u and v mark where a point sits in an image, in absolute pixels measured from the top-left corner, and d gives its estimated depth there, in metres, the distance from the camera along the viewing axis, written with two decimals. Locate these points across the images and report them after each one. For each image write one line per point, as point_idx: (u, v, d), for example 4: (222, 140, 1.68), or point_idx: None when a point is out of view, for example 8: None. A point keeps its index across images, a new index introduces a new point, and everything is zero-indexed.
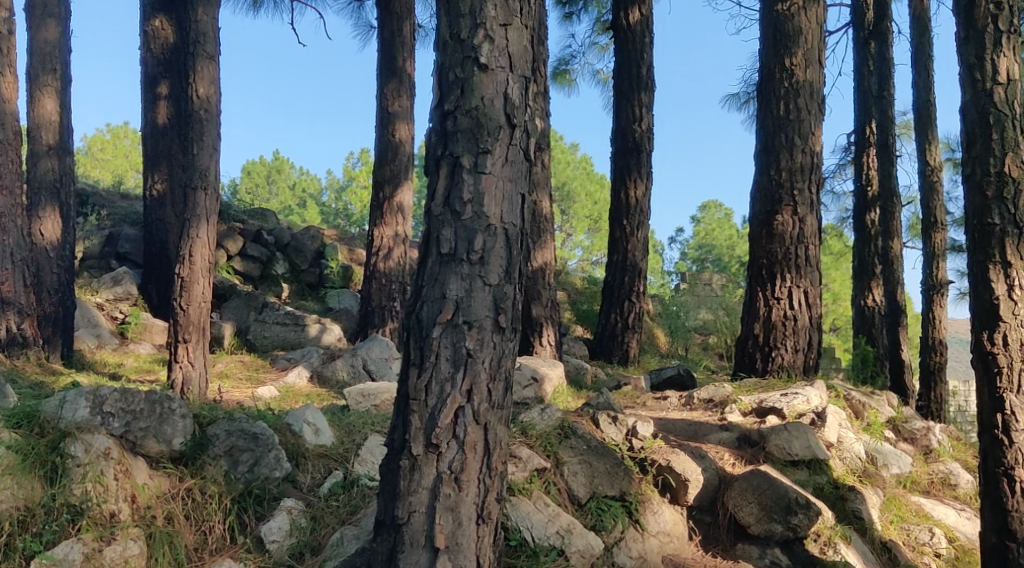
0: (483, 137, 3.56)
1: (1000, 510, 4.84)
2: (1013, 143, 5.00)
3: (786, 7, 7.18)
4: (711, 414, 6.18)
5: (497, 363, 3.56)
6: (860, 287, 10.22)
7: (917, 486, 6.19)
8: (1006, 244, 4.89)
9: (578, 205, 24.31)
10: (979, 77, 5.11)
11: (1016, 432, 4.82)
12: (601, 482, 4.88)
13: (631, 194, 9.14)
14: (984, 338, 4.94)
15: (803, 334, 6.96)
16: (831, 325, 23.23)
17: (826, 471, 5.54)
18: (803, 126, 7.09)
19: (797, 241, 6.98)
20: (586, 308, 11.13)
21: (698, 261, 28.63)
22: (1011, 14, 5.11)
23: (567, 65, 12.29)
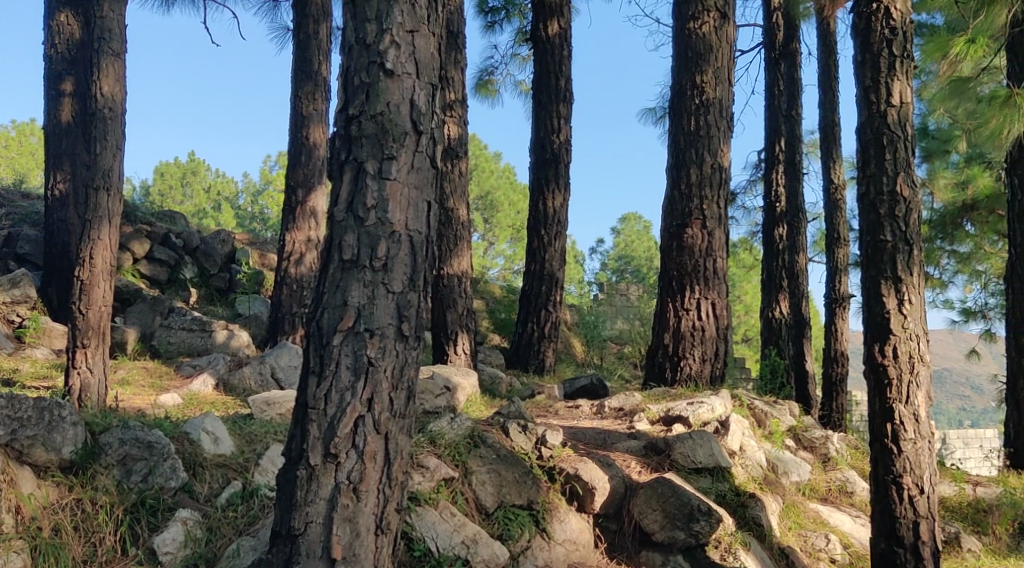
0: (388, 143, 3.54)
1: (888, 516, 5.00)
2: (904, 163, 5.19)
3: (697, 25, 7.34)
4: (621, 422, 6.24)
5: (400, 372, 3.54)
6: (767, 299, 10.45)
7: (815, 493, 6.35)
8: (896, 260, 5.08)
9: (501, 215, 24.37)
10: (874, 99, 5.28)
11: (904, 441, 4.99)
12: (508, 492, 4.89)
13: (549, 205, 9.19)
14: (876, 350, 5.10)
15: (710, 345, 7.09)
16: (744, 337, 23.76)
17: (729, 478, 5.62)
18: (712, 143, 7.24)
19: (706, 254, 7.11)
20: (504, 317, 11.15)
21: (616, 271, 29.00)
22: (905, 40, 5.30)
23: (489, 75, 12.32)
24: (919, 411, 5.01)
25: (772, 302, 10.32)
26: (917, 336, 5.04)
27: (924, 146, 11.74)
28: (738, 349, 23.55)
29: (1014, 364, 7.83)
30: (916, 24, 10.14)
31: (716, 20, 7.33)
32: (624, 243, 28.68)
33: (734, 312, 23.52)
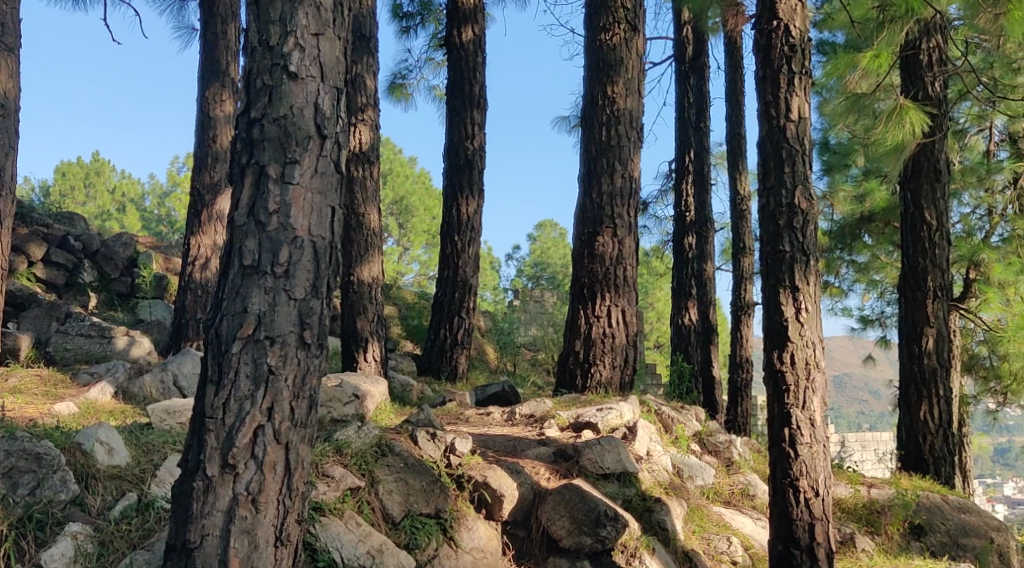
0: (291, 147, 3.48)
1: (785, 518, 5.11)
2: (802, 177, 5.34)
3: (609, 37, 7.43)
4: (531, 429, 6.25)
5: (301, 381, 3.47)
6: (677, 307, 10.61)
7: (719, 496, 6.46)
8: (794, 270, 5.23)
9: (416, 220, 24.24)
10: (775, 113, 5.41)
11: (801, 445, 5.12)
12: (416, 500, 4.85)
13: (463, 211, 9.18)
14: (774, 357, 5.23)
15: (620, 351, 7.17)
16: (656, 344, 24.09)
17: (635, 484, 5.69)
18: (623, 153, 7.33)
19: (616, 262, 7.19)
20: (416, 323, 11.08)
21: (532, 278, 29.20)
22: (803, 57, 5.45)
23: (403, 80, 12.25)
24: (815, 415, 5.16)
25: (681, 309, 10.49)
26: (813, 344, 5.19)
27: (825, 159, 12.10)
28: (650, 355, 23.84)
29: (906, 369, 8.11)
30: (818, 42, 10.46)
31: (626, 32, 7.43)
32: (540, 250, 28.98)
33: (646, 319, 23.89)
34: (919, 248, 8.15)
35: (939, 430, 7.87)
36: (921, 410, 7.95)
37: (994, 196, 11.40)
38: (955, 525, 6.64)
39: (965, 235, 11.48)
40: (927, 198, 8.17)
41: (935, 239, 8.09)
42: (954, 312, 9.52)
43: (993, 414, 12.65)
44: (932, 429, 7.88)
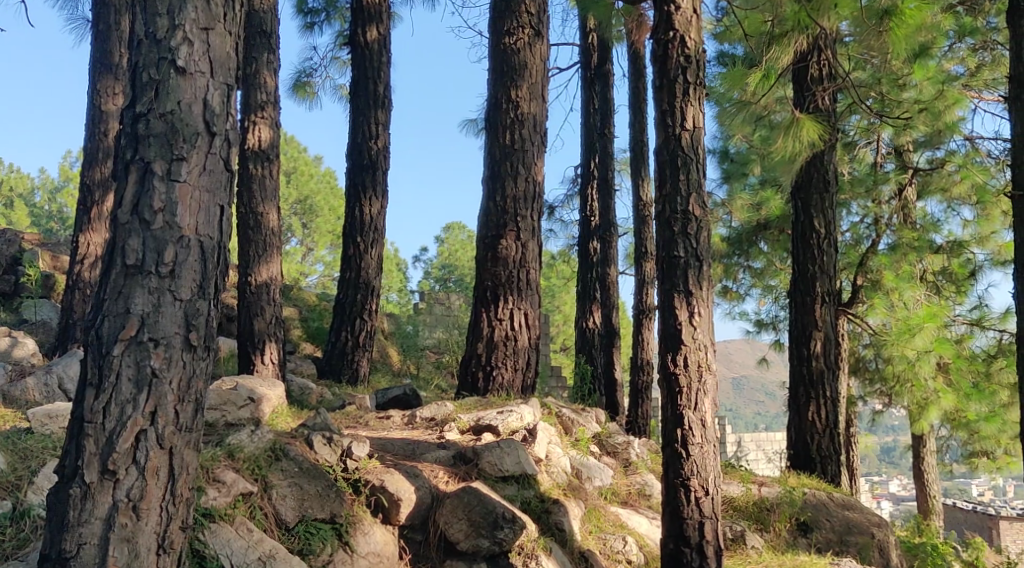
0: (178, 144, 3.39)
1: (677, 517, 5.20)
2: (696, 184, 5.46)
3: (513, 41, 7.46)
4: (431, 432, 6.21)
5: (186, 384, 3.38)
6: (581, 310, 10.72)
7: (616, 497, 6.54)
8: (688, 275, 5.34)
9: (320, 220, 23.93)
10: (670, 122, 5.52)
11: (693, 446, 5.23)
12: (310, 506, 4.77)
13: (366, 212, 9.09)
14: (668, 359, 5.32)
15: (522, 354, 7.19)
16: (561, 347, 24.29)
17: (533, 486, 5.72)
18: (526, 157, 7.36)
19: (519, 265, 7.22)
20: (317, 325, 10.92)
21: (439, 280, 29.18)
22: (698, 68, 5.58)
23: (307, 77, 12.07)
24: (706, 417, 5.28)
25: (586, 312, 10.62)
26: (705, 346, 5.32)
27: (724, 168, 12.39)
28: (556, 357, 24.07)
29: (796, 372, 8.35)
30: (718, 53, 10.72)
31: (530, 37, 7.49)
32: (448, 252, 29.03)
33: (553, 322, 24.25)
34: (810, 255, 8.42)
35: (826, 430, 8.12)
36: (809, 411, 8.20)
37: (880, 208, 11.66)
38: (840, 522, 6.86)
39: (852, 243, 11.92)
40: (817, 208, 8.45)
41: (823, 247, 8.38)
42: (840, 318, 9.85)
43: (878, 414, 13.11)
44: (819, 429, 8.13)
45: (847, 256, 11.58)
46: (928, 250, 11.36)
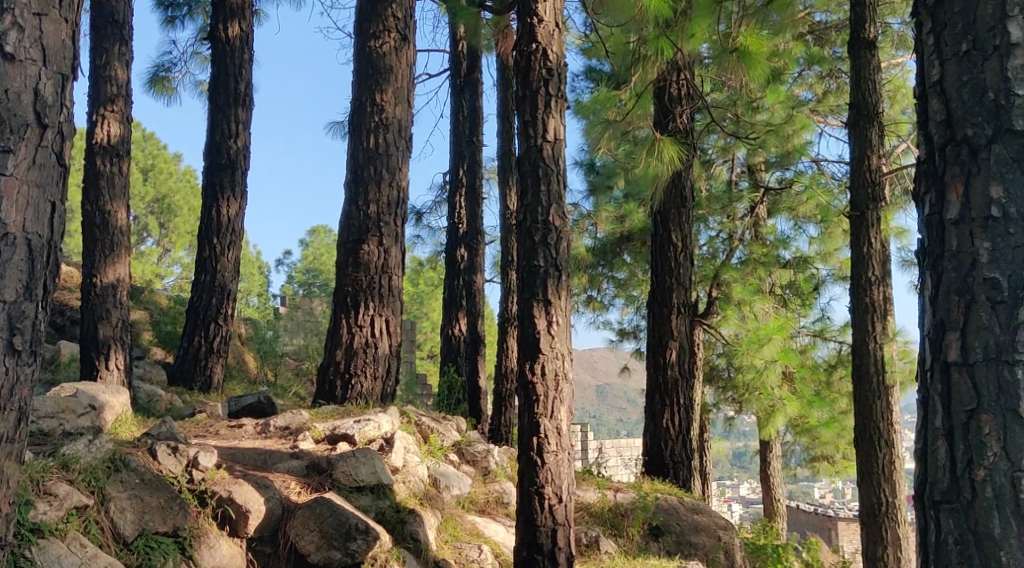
0: (3, 135, 3.17)
1: (530, 525, 5.20)
2: (556, 195, 5.51)
3: (379, 44, 7.38)
4: (284, 441, 6.04)
5: (8, 392, 3.17)
6: (447, 318, 10.69)
7: (473, 506, 6.51)
8: (547, 284, 5.38)
9: (180, 220, 23.08)
10: (532, 132, 5.55)
11: (548, 454, 5.27)
12: (151, 518, 4.56)
13: (223, 213, 8.80)
14: (526, 368, 5.36)
15: (382, 361, 7.10)
16: (428, 353, 24.25)
17: (390, 495, 5.63)
18: (391, 161, 7.28)
19: (380, 271, 7.12)
20: (169, 329, 10.47)
21: (303, 284, 28.69)
22: (559, 81, 5.64)
23: (165, 72, 11.62)
24: (561, 425, 5.34)
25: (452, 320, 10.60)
26: (562, 355, 5.38)
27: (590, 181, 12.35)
28: (422, 365, 24.04)
29: (652, 381, 8.54)
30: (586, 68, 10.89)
31: (396, 42, 7.42)
32: (312, 256, 28.59)
33: (421, 329, 24.23)
34: (668, 266, 8.64)
35: (679, 436, 8.35)
36: (664, 418, 8.39)
37: (734, 224, 12.16)
38: (688, 525, 7.05)
39: (709, 257, 12.28)
40: (675, 222, 8.69)
41: (680, 260, 8.61)
42: (696, 328, 10.46)
43: (732, 420, 13.56)
44: (673, 435, 8.34)
45: (704, 269, 11.92)
46: (776, 265, 11.87)
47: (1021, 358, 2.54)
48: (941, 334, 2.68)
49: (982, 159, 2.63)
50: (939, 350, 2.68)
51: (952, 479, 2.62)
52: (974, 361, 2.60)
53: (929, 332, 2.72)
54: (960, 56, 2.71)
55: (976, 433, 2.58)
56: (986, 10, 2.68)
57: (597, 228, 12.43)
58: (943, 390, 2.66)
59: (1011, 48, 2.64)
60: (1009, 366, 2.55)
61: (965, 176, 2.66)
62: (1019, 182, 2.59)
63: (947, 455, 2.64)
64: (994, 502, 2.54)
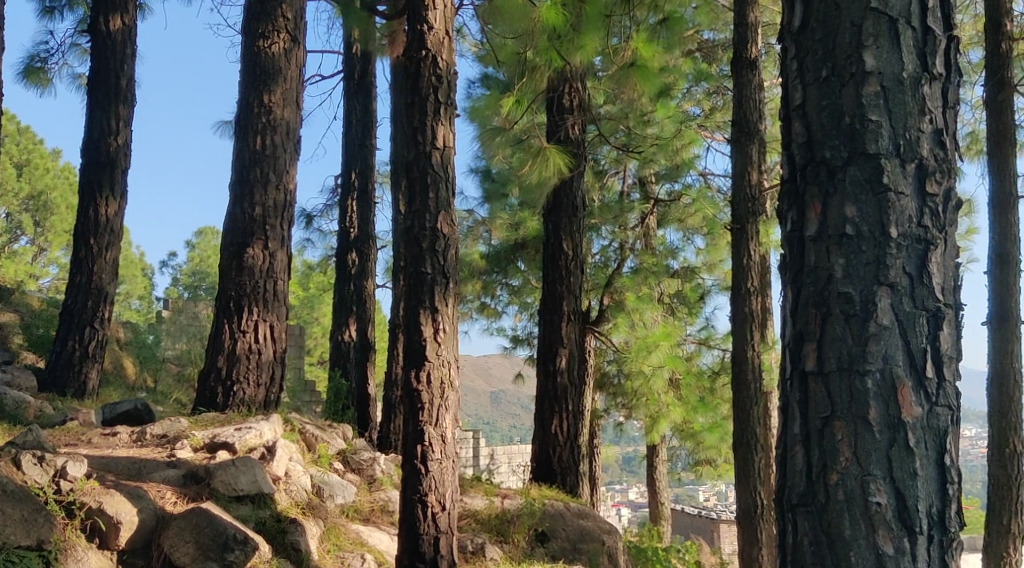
0: None
1: (413, 534, 5.20)
2: (445, 203, 5.53)
3: (268, 44, 7.26)
4: (161, 450, 5.86)
5: None
6: (337, 323, 10.61)
7: (358, 514, 6.42)
8: (434, 291, 5.39)
9: (56, 219, 22.26)
10: (421, 139, 5.55)
11: (431, 462, 5.27)
12: (13, 532, 4.33)
13: (101, 212, 8.49)
14: (411, 375, 5.34)
15: (266, 368, 6.97)
16: (318, 358, 23.96)
17: (270, 505, 5.55)
18: (278, 163, 7.17)
19: (265, 275, 7.01)
20: (42, 333, 10.05)
21: (189, 287, 27.98)
22: (448, 89, 5.66)
23: (41, 63, 11.17)
24: (446, 432, 5.35)
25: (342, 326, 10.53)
26: (448, 363, 5.40)
27: (485, 188, 12.38)
28: (312, 370, 23.75)
29: (542, 387, 8.62)
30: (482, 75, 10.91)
31: (286, 43, 7.32)
32: (199, 258, 27.94)
33: (311, 334, 23.94)
34: (559, 274, 8.77)
35: (567, 442, 8.46)
36: (553, 424, 8.50)
37: (626, 234, 12.34)
38: (574, 530, 7.15)
39: (601, 265, 12.22)
40: (566, 231, 8.82)
41: (570, 268, 8.75)
42: (587, 335, 11.28)
43: (620, 426, 13.70)
44: (561, 441, 8.46)
45: (596, 277, 11.96)
46: (665, 274, 12.03)
47: (870, 368, 2.69)
48: (800, 345, 2.81)
49: (839, 179, 2.77)
50: (798, 359, 2.81)
51: (808, 483, 2.74)
52: (829, 371, 2.73)
53: (789, 343, 2.85)
54: (820, 82, 2.85)
55: (830, 440, 2.71)
56: (844, 39, 2.82)
57: (491, 235, 12.48)
58: (801, 398, 2.78)
59: (866, 75, 2.78)
60: (859, 376, 2.69)
61: (824, 196, 2.79)
62: (872, 203, 2.73)
63: (803, 461, 2.76)
64: (845, 504, 2.67)
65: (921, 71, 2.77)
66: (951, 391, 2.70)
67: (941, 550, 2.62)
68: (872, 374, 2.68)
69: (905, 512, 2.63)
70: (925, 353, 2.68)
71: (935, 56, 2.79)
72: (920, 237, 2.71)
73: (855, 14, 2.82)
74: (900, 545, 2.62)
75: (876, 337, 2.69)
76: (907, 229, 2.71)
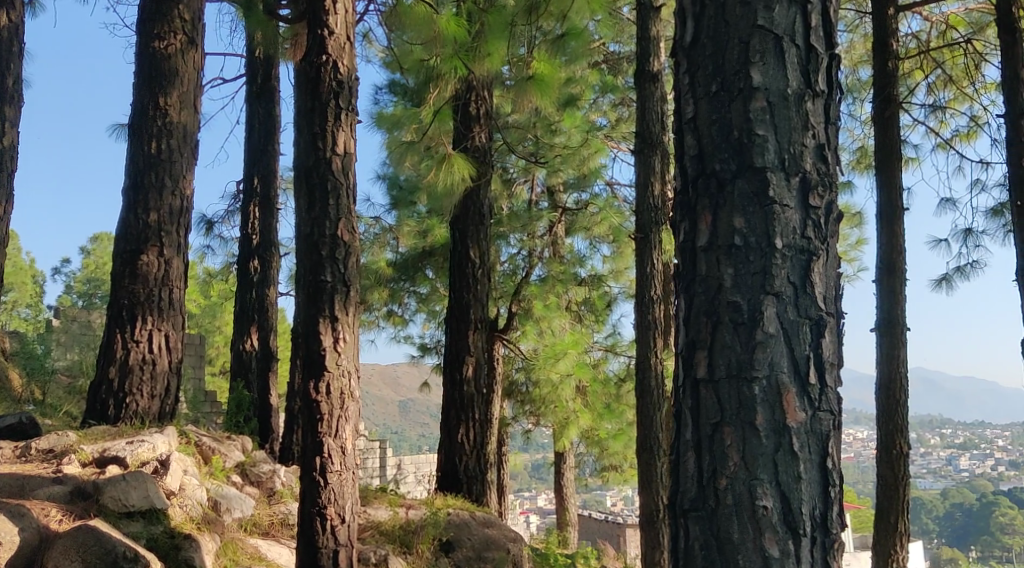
0: None
1: (311, 547, 5.12)
2: (345, 210, 5.48)
3: (163, 45, 7.06)
4: (46, 466, 5.62)
5: None
6: (238, 332, 10.41)
7: (257, 528, 6.28)
8: (334, 300, 5.34)
9: None
10: (321, 145, 5.48)
11: (331, 474, 5.21)
12: None
13: None
14: (310, 386, 5.26)
15: (160, 379, 6.78)
16: (220, 368, 23.41)
17: (163, 521, 5.39)
18: (174, 168, 7.00)
19: (160, 283, 6.83)
20: None
21: (83, 296, 27.03)
22: (349, 95, 5.62)
23: None
24: (345, 444, 5.30)
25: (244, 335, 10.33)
26: (348, 373, 5.35)
27: (392, 195, 12.26)
28: (214, 381, 23.20)
29: (448, 396, 8.60)
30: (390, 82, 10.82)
31: (182, 44, 7.14)
32: (95, 265, 27.04)
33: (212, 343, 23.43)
34: (464, 282, 8.76)
35: (473, 450, 8.44)
36: (459, 433, 8.46)
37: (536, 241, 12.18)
38: (479, 539, 7.15)
39: (510, 273, 12.22)
40: (472, 238, 8.83)
41: (477, 276, 8.77)
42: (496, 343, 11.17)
43: (528, 433, 13.80)
44: (467, 449, 8.43)
45: (505, 285, 12.02)
46: (573, 282, 11.96)
47: (757, 375, 2.77)
48: (692, 353, 2.87)
49: (727, 192, 2.85)
50: (690, 367, 2.86)
51: (699, 488, 2.80)
52: (719, 378, 2.80)
53: (681, 350, 2.90)
54: (711, 96, 2.92)
55: (720, 445, 2.78)
56: (732, 56, 2.90)
57: (398, 242, 12.39)
58: (693, 405, 2.84)
59: (752, 91, 2.86)
60: (747, 383, 2.77)
61: (713, 208, 2.86)
62: (759, 215, 2.81)
63: (694, 467, 2.82)
64: (733, 509, 2.74)
65: (805, 88, 2.87)
66: (832, 397, 2.81)
67: (823, 551, 2.73)
68: (759, 382, 2.76)
69: (790, 515, 2.72)
70: (808, 360, 2.78)
71: (818, 74, 2.89)
72: (803, 248, 2.81)
73: (742, 31, 2.90)
74: (785, 547, 2.70)
75: (763, 345, 2.77)
76: (791, 241, 2.80)
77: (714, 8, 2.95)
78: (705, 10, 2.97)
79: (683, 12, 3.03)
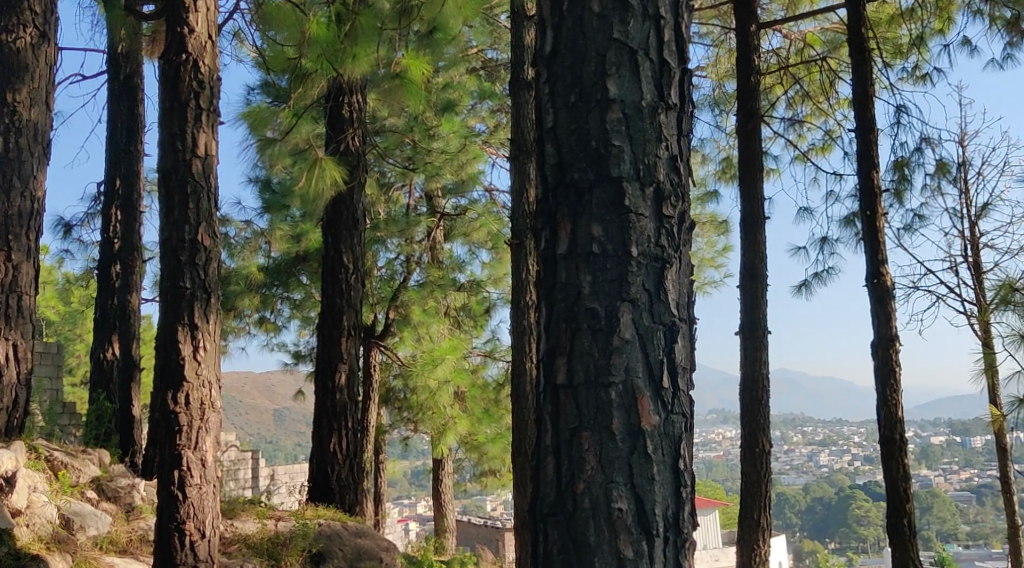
0: None
1: (169, 563, 4.96)
2: (206, 213, 5.32)
3: (11, 39, 6.71)
4: None
5: None
6: (98, 340, 9.97)
7: (114, 546, 5.95)
8: (194, 307, 5.18)
9: None
10: (180, 147, 5.31)
11: (190, 488, 5.05)
12: None
13: None
14: (168, 398, 5.08)
15: (6, 392, 6.42)
16: (81, 378, 22.31)
17: (7, 542, 5.14)
18: (24, 168, 6.67)
19: (8, 290, 6.49)
20: None
21: None
22: (211, 95, 5.46)
23: None
24: (206, 456, 5.14)
25: (104, 343, 9.90)
26: (208, 383, 5.19)
27: (265, 198, 11.94)
28: (74, 392, 22.10)
29: (320, 405, 8.42)
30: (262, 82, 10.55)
31: (33, 38, 6.79)
32: None
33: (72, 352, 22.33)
34: (337, 288, 8.62)
35: (346, 460, 8.33)
36: (331, 442, 8.31)
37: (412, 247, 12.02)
38: (350, 550, 7.05)
39: (387, 279, 11.84)
40: (345, 243, 8.71)
41: (350, 282, 8.65)
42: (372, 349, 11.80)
43: (408, 441, 13.50)
44: (340, 459, 8.30)
45: (382, 290, 11.63)
46: (452, 288, 11.66)
47: (613, 380, 2.83)
48: (552, 359, 2.90)
49: (585, 201, 2.90)
50: (549, 373, 2.90)
51: (558, 493, 2.84)
52: (577, 383, 2.85)
53: (542, 357, 2.93)
54: (569, 107, 2.97)
55: (577, 450, 2.82)
56: (589, 68, 2.96)
57: (270, 246, 12.12)
58: (553, 410, 2.88)
59: (609, 102, 2.93)
60: (604, 388, 2.83)
61: (573, 216, 2.91)
62: (615, 224, 2.88)
63: (554, 472, 2.86)
64: (590, 513, 2.79)
65: (658, 101, 2.95)
66: (684, 400, 2.89)
67: (675, 551, 2.81)
68: (615, 387, 2.82)
69: (644, 517, 2.79)
70: (662, 365, 2.86)
71: (670, 88, 2.98)
72: (657, 256, 2.89)
73: (599, 44, 2.97)
74: (638, 548, 2.77)
75: (620, 350, 2.83)
76: (646, 249, 2.88)
77: (572, 20, 3.01)
78: (564, 22, 3.02)
79: (543, 22, 3.08)
